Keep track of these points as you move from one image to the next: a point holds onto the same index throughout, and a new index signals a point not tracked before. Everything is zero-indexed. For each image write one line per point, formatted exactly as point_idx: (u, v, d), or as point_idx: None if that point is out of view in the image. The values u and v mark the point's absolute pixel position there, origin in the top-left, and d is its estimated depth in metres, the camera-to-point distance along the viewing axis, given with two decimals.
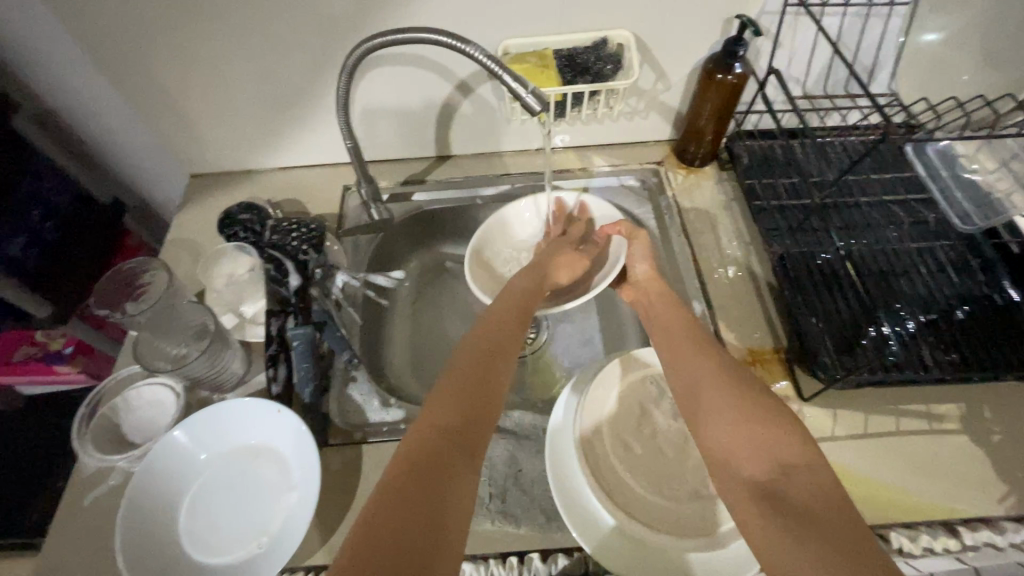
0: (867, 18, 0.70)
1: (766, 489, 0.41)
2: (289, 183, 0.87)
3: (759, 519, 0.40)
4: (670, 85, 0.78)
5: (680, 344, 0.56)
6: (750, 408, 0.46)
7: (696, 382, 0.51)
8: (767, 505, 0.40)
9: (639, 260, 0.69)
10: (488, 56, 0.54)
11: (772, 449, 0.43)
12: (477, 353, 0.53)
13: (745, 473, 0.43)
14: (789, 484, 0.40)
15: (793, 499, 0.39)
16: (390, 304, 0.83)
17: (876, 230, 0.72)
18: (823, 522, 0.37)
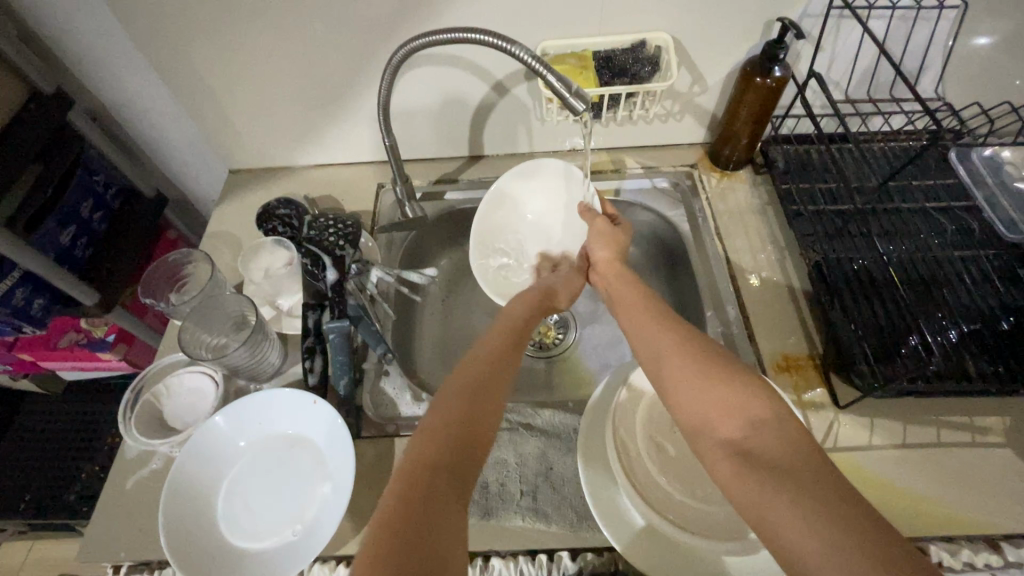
0: (914, 21, 0.67)
1: (740, 449, 0.41)
2: (324, 180, 0.89)
3: (739, 478, 0.40)
4: (707, 87, 0.78)
5: (641, 316, 0.57)
6: (715, 372, 0.47)
7: (659, 350, 0.51)
8: (744, 462, 0.40)
9: (597, 245, 0.70)
10: (532, 55, 0.55)
11: (740, 409, 0.44)
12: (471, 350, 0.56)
13: (719, 435, 0.43)
14: (760, 441, 0.41)
15: (766, 454, 0.40)
16: (422, 300, 0.84)
17: (917, 236, 0.71)
18: (796, 473, 0.38)
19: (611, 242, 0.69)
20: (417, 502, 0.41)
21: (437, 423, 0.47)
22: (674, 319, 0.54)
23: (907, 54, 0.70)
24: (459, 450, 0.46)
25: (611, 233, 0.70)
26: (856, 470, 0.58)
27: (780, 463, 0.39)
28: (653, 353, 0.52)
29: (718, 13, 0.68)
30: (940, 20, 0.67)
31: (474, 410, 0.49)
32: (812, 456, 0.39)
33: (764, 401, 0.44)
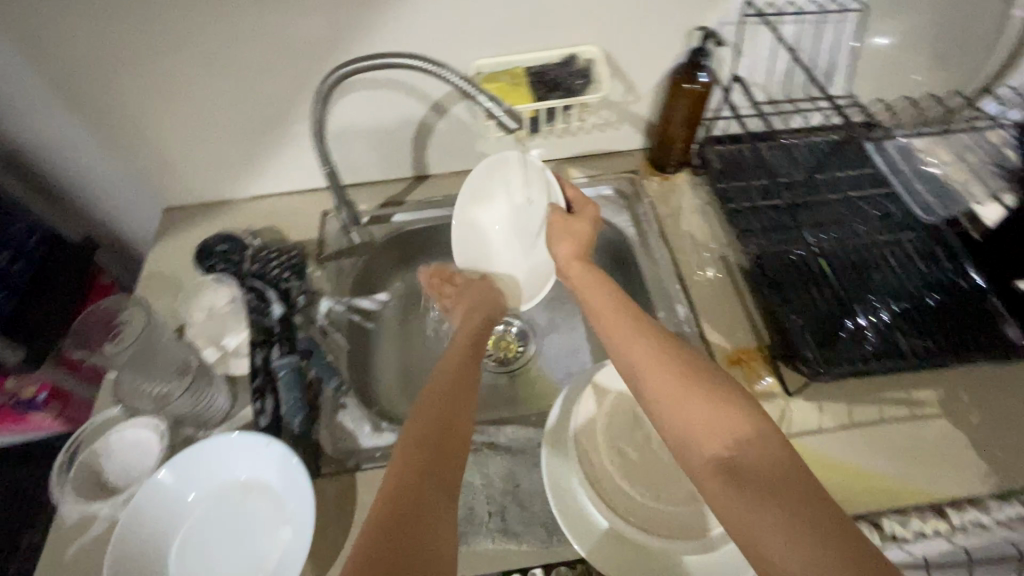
0: (821, 25, 0.72)
1: (726, 460, 0.41)
2: (266, 211, 0.86)
3: (726, 492, 0.40)
4: (640, 96, 0.80)
5: (616, 322, 0.55)
6: (699, 387, 0.46)
7: (639, 363, 0.50)
8: (732, 481, 0.40)
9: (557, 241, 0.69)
10: (462, 78, 0.56)
11: (728, 426, 0.43)
12: (443, 379, 0.55)
13: (703, 447, 0.43)
14: (749, 459, 0.41)
15: (754, 467, 0.40)
16: (376, 326, 0.82)
17: (845, 225, 0.75)
18: (785, 488, 0.38)
19: (575, 237, 0.68)
20: (404, 550, 0.39)
21: (418, 455, 0.46)
22: (648, 324, 0.53)
23: (818, 56, 0.75)
24: (442, 481, 0.45)
25: (571, 226, 0.69)
26: (809, 454, 0.61)
27: (770, 476, 0.39)
28: (629, 362, 0.51)
29: (642, 24, 0.71)
30: (843, 22, 0.72)
31: (453, 438, 0.48)
32: (801, 472, 0.39)
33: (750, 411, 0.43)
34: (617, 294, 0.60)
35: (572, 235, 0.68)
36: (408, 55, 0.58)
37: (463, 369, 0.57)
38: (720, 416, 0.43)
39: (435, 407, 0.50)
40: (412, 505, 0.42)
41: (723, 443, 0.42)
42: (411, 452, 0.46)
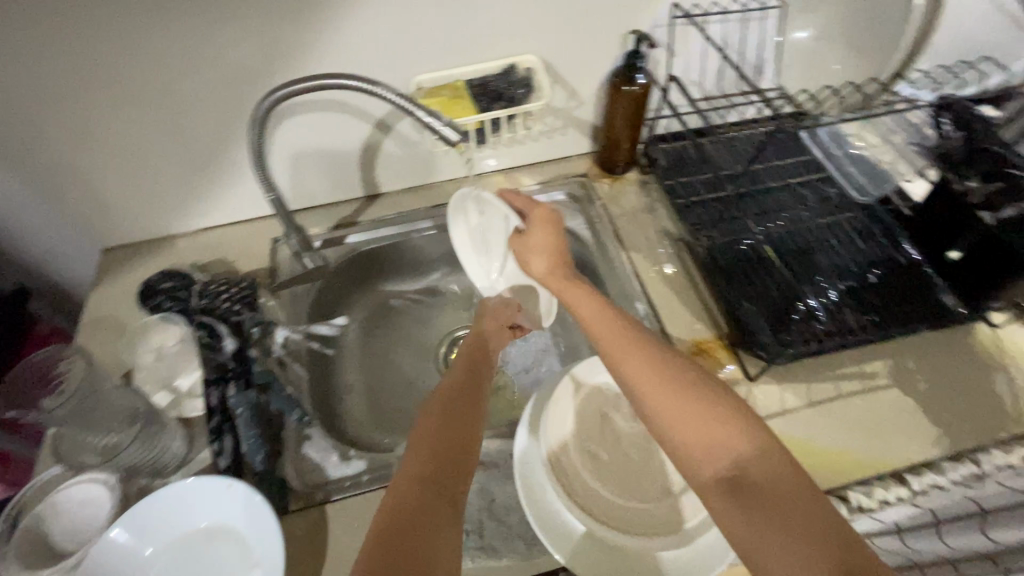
0: (745, 23, 0.75)
1: (728, 480, 0.40)
2: (214, 244, 0.83)
3: (731, 510, 0.39)
4: (582, 101, 0.82)
5: (604, 334, 0.51)
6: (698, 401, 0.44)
7: (636, 378, 0.47)
8: (739, 501, 0.39)
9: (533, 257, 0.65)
10: (398, 95, 0.55)
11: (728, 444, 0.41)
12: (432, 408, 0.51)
13: (705, 462, 0.41)
14: (753, 476, 0.40)
15: (757, 486, 0.39)
16: (337, 352, 0.80)
17: (788, 211, 0.78)
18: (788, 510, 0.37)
19: (548, 247, 0.65)
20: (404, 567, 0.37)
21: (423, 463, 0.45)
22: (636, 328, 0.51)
23: (746, 52, 0.78)
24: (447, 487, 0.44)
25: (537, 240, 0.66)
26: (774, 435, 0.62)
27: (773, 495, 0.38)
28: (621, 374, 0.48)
29: (576, 30, 0.72)
30: (766, 19, 0.75)
31: (458, 445, 0.47)
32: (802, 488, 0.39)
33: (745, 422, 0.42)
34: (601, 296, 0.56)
35: (541, 246, 0.65)
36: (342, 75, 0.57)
37: (469, 382, 0.56)
38: (719, 432, 0.42)
39: (437, 427, 0.48)
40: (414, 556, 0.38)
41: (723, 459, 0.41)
42: (406, 494, 0.43)
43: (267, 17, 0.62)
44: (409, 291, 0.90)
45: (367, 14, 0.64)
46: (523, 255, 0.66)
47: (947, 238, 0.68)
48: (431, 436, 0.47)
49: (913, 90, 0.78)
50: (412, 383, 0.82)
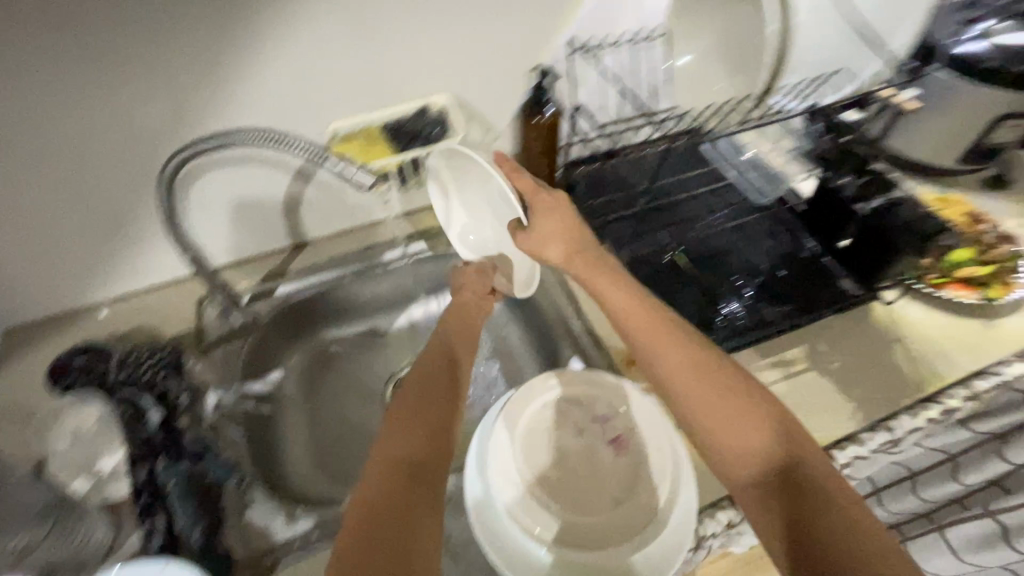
0: (634, 51, 0.81)
1: (761, 472, 0.45)
2: (130, 311, 0.79)
3: (768, 502, 0.44)
4: (498, 133, 0.86)
5: (654, 331, 0.53)
6: (739, 403, 0.47)
7: (676, 376, 0.50)
8: (775, 495, 0.43)
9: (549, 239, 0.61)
10: (308, 147, 0.59)
11: (765, 444, 0.46)
12: (427, 397, 0.52)
13: (741, 456, 0.46)
14: (786, 475, 0.44)
15: (792, 484, 0.43)
16: (275, 409, 0.77)
17: (701, 219, 0.84)
18: (810, 504, 0.42)
19: (563, 234, 0.61)
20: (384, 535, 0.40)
21: (410, 438, 0.48)
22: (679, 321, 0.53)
23: (639, 77, 0.84)
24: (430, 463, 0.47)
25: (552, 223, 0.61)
26: None
27: (798, 487, 0.43)
28: (662, 375, 0.51)
29: (484, 70, 0.75)
30: (653, 46, 0.82)
31: (439, 418, 0.50)
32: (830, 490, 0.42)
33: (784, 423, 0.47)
34: (637, 288, 0.57)
35: (558, 230, 0.61)
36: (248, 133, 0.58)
37: (449, 360, 0.58)
38: (750, 426, 0.46)
39: (419, 404, 0.51)
40: (403, 525, 0.41)
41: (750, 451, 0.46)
42: (387, 472, 0.45)
43: (168, 81, 0.61)
44: (347, 335, 0.88)
45: (275, 70, 0.65)
46: (534, 244, 0.61)
47: (830, 231, 0.77)
48: (419, 424, 0.49)
49: (785, 102, 0.85)
50: (358, 430, 0.81)
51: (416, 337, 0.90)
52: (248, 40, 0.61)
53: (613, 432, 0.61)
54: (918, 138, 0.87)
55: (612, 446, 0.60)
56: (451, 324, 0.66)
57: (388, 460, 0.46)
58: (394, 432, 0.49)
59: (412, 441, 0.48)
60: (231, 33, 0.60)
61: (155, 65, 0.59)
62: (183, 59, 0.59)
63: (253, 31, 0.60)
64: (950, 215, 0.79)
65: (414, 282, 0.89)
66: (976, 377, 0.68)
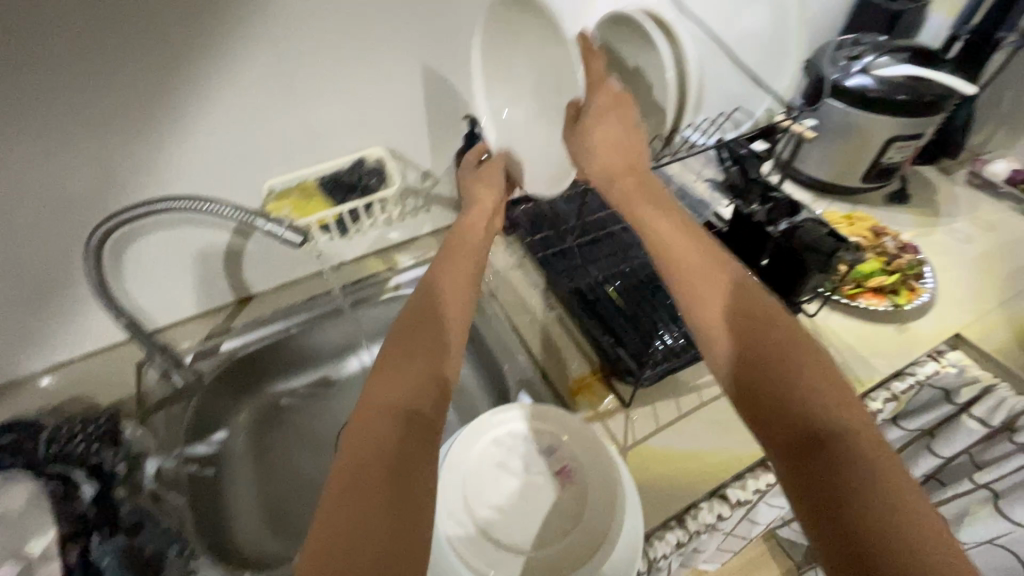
0: None
1: (808, 430, 0.37)
2: (64, 382, 0.76)
3: (812, 465, 0.35)
4: (437, 179, 0.89)
5: (700, 268, 0.46)
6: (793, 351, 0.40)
7: (719, 308, 0.44)
8: (820, 459, 0.35)
9: (611, 136, 0.56)
10: (237, 208, 0.56)
11: (822, 400, 0.38)
12: (434, 338, 0.48)
13: (789, 408, 0.38)
14: (840, 441, 0.36)
15: (846, 451, 0.35)
16: (219, 470, 0.76)
17: (634, 249, 0.88)
18: (838, 466, 0.34)
19: (620, 147, 0.56)
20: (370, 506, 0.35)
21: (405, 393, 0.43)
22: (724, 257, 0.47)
23: None
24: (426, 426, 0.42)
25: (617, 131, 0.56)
26: (657, 455, 0.67)
27: (829, 445, 0.36)
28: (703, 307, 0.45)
29: (416, 121, 0.80)
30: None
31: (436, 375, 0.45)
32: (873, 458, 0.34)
33: (835, 382, 0.39)
34: (686, 224, 0.51)
35: (611, 141, 0.56)
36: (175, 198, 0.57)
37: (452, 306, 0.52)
38: (785, 374, 0.39)
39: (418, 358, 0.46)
40: (394, 498, 0.36)
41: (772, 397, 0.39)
42: (378, 428, 0.40)
43: (98, 148, 0.62)
44: (298, 387, 0.88)
45: (208, 131, 0.67)
46: (583, 150, 0.57)
47: (745, 254, 0.77)
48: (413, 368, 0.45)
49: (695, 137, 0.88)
50: (314, 484, 0.79)
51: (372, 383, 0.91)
52: (179, 105, 0.63)
53: (560, 463, 0.63)
54: (824, 160, 0.97)
55: (560, 477, 0.62)
56: (452, 256, 0.58)
57: (377, 402, 0.42)
58: (388, 384, 0.43)
59: (406, 384, 0.43)
60: (161, 99, 0.62)
61: (84, 133, 0.60)
62: (112, 125, 0.61)
63: (183, 96, 0.63)
64: (854, 232, 0.87)
65: (364, 328, 0.90)
66: (895, 381, 0.77)
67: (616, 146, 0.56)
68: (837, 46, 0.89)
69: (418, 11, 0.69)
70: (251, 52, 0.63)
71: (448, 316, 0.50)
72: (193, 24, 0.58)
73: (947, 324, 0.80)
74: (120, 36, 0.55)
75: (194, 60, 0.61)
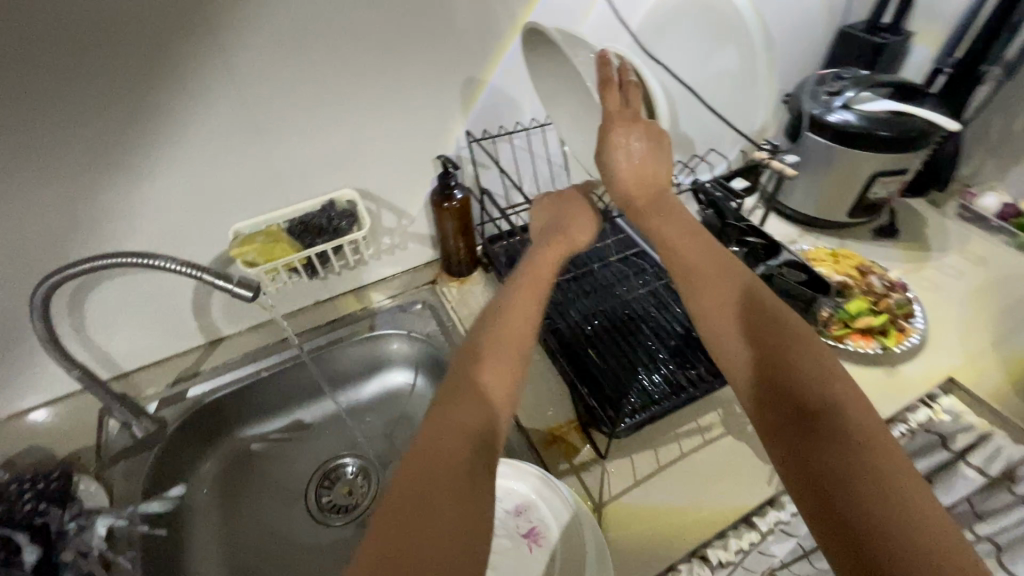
0: (531, 138, 0.89)
1: (791, 395, 0.39)
2: (22, 431, 0.74)
3: (794, 425, 0.37)
4: (413, 218, 0.89)
5: (700, 264, 0.51)
6: (780, 327, 0.43)
7: (717, 291, 0.48)
8: (801, 420, 0.37)
9: (630, 152, 0.60)
10: (178, 262, 0.53)
11: (802, 366, 0.40)
12: (497, 364, 0.51)
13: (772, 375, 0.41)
14: (820, 403, 0.37)
15: (824, 412, 0.37)
16: (175, 530, 0.70)
17: (615, 286, 0.87)
18: (829, 442, 0.35)
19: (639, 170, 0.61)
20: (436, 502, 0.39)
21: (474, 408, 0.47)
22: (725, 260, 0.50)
23: (541, 162, 0.93)
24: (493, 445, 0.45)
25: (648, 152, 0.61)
26: (633, 513, 0.64)
27: (810, 407, 0.38)
28: (700, 293, 0.49)
29: (387, 162, 0.80)
30: (540, 135, 0.90)
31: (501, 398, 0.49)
32: (866, 436, 0.35)
33: (831, 368, 0.40)
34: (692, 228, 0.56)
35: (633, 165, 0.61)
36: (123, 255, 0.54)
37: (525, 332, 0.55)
38: (780, 355, 0.41)
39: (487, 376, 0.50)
40: (456, 497, 0.39)
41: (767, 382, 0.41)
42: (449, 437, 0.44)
43: (56, 196, 0.62)
44: (270, 432, 0.85)
45: (171, 180, 0.67)
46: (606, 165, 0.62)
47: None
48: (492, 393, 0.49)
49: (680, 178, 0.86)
50: (279, 537, 0.76)
51: (345, 428, 0.87)
52: (140, 154, 0.63)
53: (527, 525, 0.59)
54: (808, 195, 0.96)
55: (527, 540, 0.58)
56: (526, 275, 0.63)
57: (449, 425, 0.45)
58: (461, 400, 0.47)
59: (479, 411, 0.46)
60: (120, 149, 0.62)
61: (41, 181, 0.60)
62: (70, 174, 0.61)
63: (144, 146, 0.63)
64: (839, 271, 0.85)
65: (337, 370, 0.87)
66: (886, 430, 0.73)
67: (635, 176, 0.61)
68: (819, 82, 0.89)
69: (381, 57, 0.69)
70: (211, 100, 0.63)
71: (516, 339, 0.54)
72: (151, 78, 0.59)
73: (937, 367, 0.78)
74: (75, 92, 0.56)
75: (152, 113, 0.61)
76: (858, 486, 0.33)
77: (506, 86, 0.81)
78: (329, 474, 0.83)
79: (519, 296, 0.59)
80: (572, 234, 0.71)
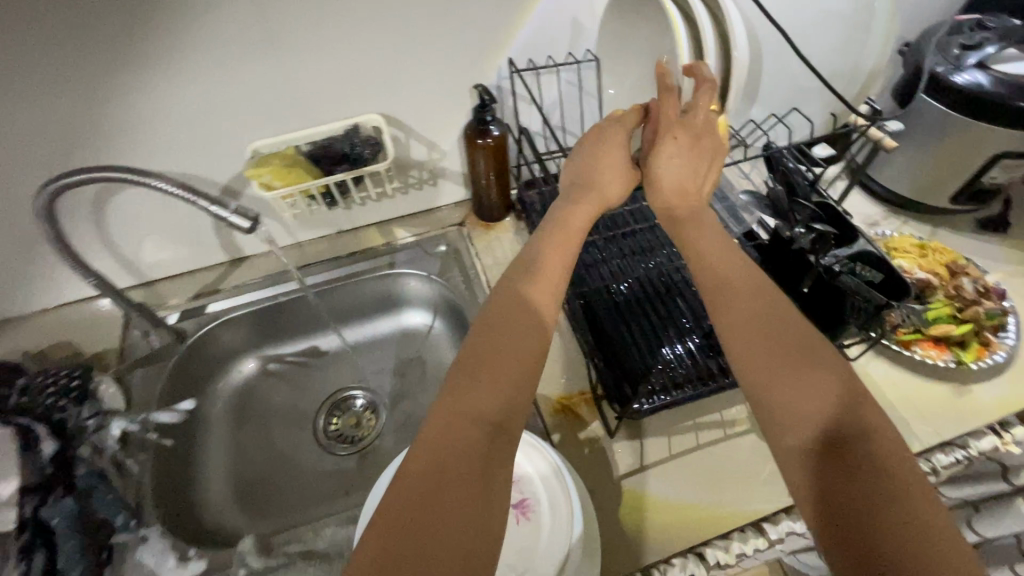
0: (581, 74, 0.78)
1: (821, 435, 0.37)
2: (56, 326, 0.77)
3: (824, 465, 0.36)
4: (444, 152, 0.81)
5: (739, 272, 0.47)
6: (815, 353, 0.41)
7: (754, 305, 0.44)
8: (832, 461, 0.36)
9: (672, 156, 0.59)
10: (174, 185, 0.55)
11: (838, 400, 0.38)
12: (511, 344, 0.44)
13: (801, 407, 0.39)
14: (852, 444, 0.36)
15: (854, 457, 0.35)
16: (178, 442, 0.72)
17: (658, 251, 0.79)
18: (851, 479, 0.34)
19: (687, 164, 0.59)
20: (440, 503, 0.35)
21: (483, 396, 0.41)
22: (755, 271, 0.47)
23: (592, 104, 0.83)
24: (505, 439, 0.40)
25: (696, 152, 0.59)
26: (633, 500, 0.60)
27: (840, 447, 0.36)
28: (731, 306, 0.45)
29: (420, 88, 0.72)
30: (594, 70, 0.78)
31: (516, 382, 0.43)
32: (886, 471, 0.34)
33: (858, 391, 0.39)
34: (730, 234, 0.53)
35: (678, 160, 0.59)
36: (126, 169, 0.56)
37: (543, 306, 0.48)
38: (813, 386, 0.39)
39: (495, 354, 0.44)
40: (458, 498, 0.36)
41: (792, 407, 0.39)
42: (455, 429, 0.39)
43: (67, 102, 0.59)
44: (288, 354, 0.85)
45: (187, 91, 0.63)
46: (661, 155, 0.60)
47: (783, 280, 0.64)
48: (512, 379, 0.42)
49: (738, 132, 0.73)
50: (287, 461, 0.77)
51: (358, 362, 0.86)
52: (150, 65, 0.59)
53: (518, 496, 0.56)
54: (906, 172, 0.81)
55: (515, 511, 0.55)
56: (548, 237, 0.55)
57: (455, 413, 0.40)
58: (472, 386, 0.42)
59: (495, 400, 0.41)
60: (132, 54, 0.58)
61: (50, 86, 0.57)
62: (80, 78, 0.57)
63: (153, 56, 0.58)
64: (923, 266, 0.73)
65: (352, 304, 0.85)
66: (938, 452, 0.64)
67: (671, 176, 0.59)
68: (952, 30, 0.72)
69: None
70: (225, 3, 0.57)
71: (531, 315, 0.47)
72: None
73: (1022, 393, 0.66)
74: None
75: (162, 13, 0.56)
76: (882, 531, 0.32)
77: (560, 8, 0.69)
78: (339, 403, 0.83)
79: (543, 261, 0.52)
80: (604, 187, 0.62)
